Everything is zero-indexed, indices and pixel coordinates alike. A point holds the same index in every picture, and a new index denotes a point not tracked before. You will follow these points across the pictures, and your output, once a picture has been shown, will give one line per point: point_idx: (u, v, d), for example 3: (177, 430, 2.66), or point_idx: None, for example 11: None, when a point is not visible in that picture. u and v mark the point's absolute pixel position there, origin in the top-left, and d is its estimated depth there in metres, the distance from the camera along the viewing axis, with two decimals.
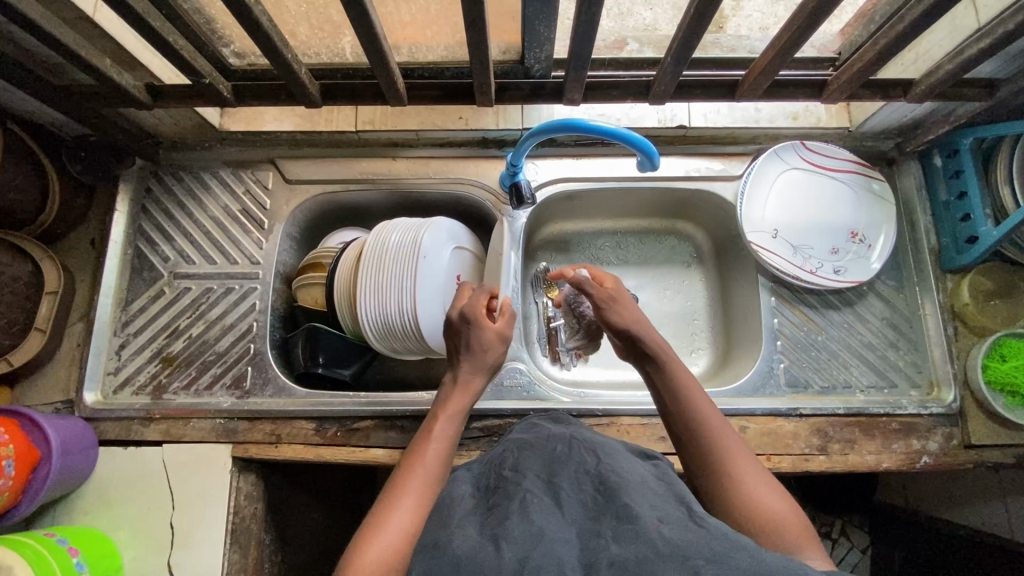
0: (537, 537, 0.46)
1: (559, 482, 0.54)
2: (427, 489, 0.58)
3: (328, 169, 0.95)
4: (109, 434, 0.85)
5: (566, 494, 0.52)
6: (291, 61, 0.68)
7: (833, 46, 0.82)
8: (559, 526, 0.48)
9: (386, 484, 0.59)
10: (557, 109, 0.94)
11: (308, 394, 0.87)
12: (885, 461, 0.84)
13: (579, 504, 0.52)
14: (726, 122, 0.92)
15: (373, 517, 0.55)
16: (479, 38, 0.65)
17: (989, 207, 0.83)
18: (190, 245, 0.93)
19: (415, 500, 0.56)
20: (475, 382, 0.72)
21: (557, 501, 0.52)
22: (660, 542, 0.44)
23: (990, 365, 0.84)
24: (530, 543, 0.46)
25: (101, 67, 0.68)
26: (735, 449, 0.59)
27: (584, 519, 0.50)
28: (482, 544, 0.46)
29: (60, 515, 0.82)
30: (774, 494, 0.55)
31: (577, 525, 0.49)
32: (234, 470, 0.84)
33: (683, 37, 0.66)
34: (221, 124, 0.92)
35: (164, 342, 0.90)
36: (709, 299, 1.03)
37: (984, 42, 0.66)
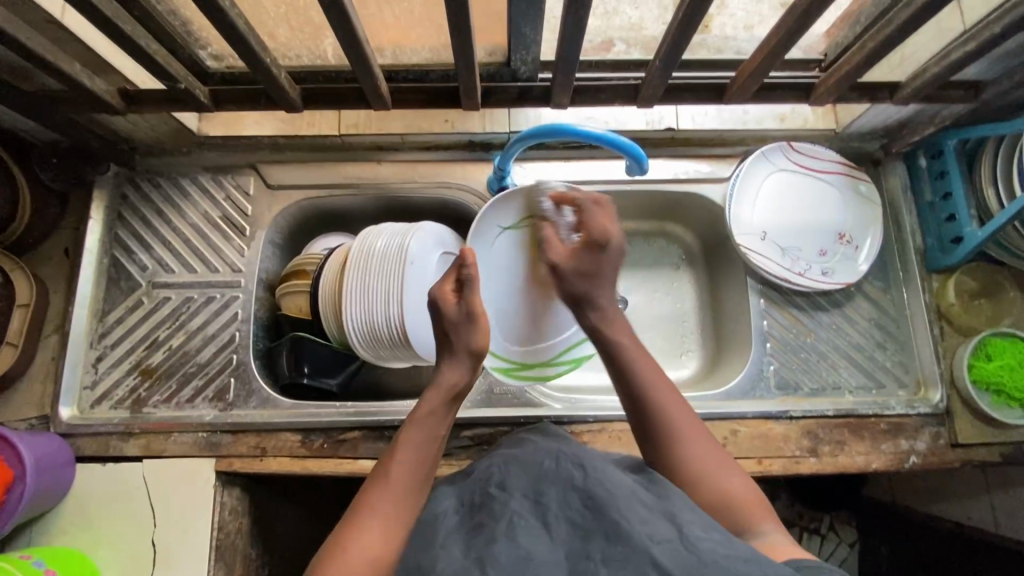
0: (525, 565, 0.46)
1: (546, 500, 0.53)
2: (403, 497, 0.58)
3: (311, 175, 0.93)
4: (86, 450, 0.82)
5: (553, 512, 0.52)
6: (270, 64, 0.66)
7: (819, 48, 0.82)
8: (546, 549, 0.48)
9: (360, 490, 0.59)
10: (544, 112, 0.93)
11: (294, 404, 0.85)
12: (873, 462, 0.84)
13: (566, 521, 0.51)
14: (714, 124, 0.92)
15: (345, 527, 0.55)
16: (464, 41, 0.63)
17: (973, 207, 0.84)
18: (169, 254, 0.90)
19: (384, 519, 0.56)
20: (457, 377, 0.66)
21: (544, 522, 0.51)
22: (650, 570, 0.44)
23: (976, 365, 0.85)
24: (517, 572, 0.45)
25: (70, 71, 0.65)
26: (684, 415, 0.62)
27: (573, 538, 0.49)
28: (466, 568, 0.46)
29: (37, 534, 0.79)
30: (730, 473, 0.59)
31: (566, 546, 0.48)
32: (218, 485, 0.82)
33: (671, 40, 0.65)
34: (199, 129, 0.90)
35: (143, 354, 0.87)
36: (698, 302, 1.03)
37: (970, 45, 0.66)
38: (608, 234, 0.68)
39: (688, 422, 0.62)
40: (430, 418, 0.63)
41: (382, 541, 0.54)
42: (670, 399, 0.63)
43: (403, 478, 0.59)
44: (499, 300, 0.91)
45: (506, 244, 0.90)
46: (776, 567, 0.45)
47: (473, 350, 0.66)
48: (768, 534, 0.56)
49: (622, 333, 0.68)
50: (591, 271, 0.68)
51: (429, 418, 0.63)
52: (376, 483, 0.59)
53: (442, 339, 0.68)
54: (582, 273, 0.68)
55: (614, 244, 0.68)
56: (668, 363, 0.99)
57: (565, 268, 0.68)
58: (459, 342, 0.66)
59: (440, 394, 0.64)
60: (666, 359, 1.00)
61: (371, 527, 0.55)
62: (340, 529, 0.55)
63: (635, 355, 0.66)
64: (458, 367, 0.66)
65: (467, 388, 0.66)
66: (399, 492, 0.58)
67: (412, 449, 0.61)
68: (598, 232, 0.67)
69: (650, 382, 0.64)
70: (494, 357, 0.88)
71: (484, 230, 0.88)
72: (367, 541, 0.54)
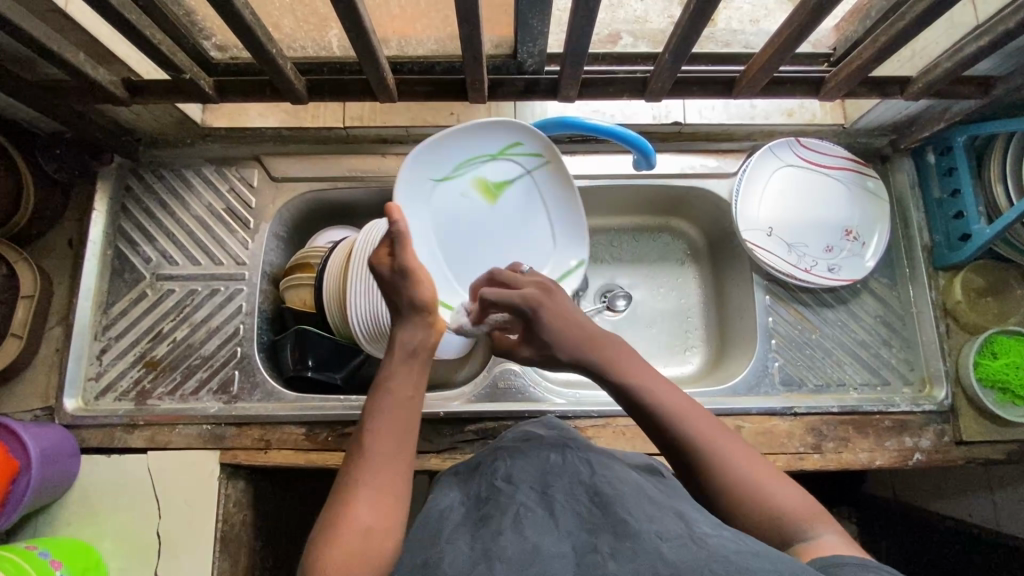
0: (531, 557, 0.45)
1: (554, 493, 0.53)
2: (391, 473, 0.54)
3: (315, 167, 0.92)
4: (90, 442, 0.82)
5: (560, 506, 0.51)
6: (276, 55, 0.66)
7: (828, 42, 0.82)
8: (554, 542, 0.47)
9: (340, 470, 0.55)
10: (550, 106, 0.93)
11: (299, 397, 0.85)
12: (878, 459, 0.84)
13: (574, 514, 0.50)
14: (721, 118, 0.92)
15: (330, 516, 0.51)
16: (472, 33, 0.63)
17: (982, 205, 0.83)
18: (173, 246, 0.90)
19: (370, 496, 0.51)
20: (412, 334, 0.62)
21: (551, 513, 0.50)
22: (660, 564, 0.42)
23: (981, 363, 0.84)
24: (523, 564, 0.44)
25: (74, 61, 0.65)
26: (716, 436, 0.56)
27: (580, 532, 0.48)
28: (473, 562, 0.45)
29: (42, 525, 0.80)
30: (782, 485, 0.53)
31: (572, 538, 0.47)
32: (222, 477, 0.82)
33: (681, 34, 0.65)
34: (203, 120, 0.90)
35: (147, 346, 0.87)
36: (703, 298, 1.02)
37: (984, 40, 0.65)
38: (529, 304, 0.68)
39: (723, 440, 0.56)
40: (395, 382, 0.59)
41: (374, 514, 0.50)
42: (699, 422, 0.57)
43: (382, 445, 0.55)
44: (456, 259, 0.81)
45: (443, 195, 0.80)
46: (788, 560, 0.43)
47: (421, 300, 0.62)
48: (824, 535, 0.50)
49: (631, 367, 0.62)
50: (549, 340, 0.66)
51: (395, 382, 0.59)
52: (355, 459, 0.54)
53: (392, 308, 0.64)
54: (548, 345, 0.67)
55: (539, 304, 0.68)
56: (672, 359, 0.99)
57: (533, 355, 0.70)
58: (406, 299, 0.63)
59: (400, 355, 0.61)
60: (671, 354, 1.00)
61: (358, 503, 0.51)
62: (326, 512, 0.51)
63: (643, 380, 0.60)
64: (414, 327, 0.63)
65: (428, 345, 0.63)
66: (382, 462, 0.54)
67: (386, 421, 0.56)
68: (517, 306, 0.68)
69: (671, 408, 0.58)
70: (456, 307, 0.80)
71: (416, 180, 0.77)
72: (358, 515, 0.50)
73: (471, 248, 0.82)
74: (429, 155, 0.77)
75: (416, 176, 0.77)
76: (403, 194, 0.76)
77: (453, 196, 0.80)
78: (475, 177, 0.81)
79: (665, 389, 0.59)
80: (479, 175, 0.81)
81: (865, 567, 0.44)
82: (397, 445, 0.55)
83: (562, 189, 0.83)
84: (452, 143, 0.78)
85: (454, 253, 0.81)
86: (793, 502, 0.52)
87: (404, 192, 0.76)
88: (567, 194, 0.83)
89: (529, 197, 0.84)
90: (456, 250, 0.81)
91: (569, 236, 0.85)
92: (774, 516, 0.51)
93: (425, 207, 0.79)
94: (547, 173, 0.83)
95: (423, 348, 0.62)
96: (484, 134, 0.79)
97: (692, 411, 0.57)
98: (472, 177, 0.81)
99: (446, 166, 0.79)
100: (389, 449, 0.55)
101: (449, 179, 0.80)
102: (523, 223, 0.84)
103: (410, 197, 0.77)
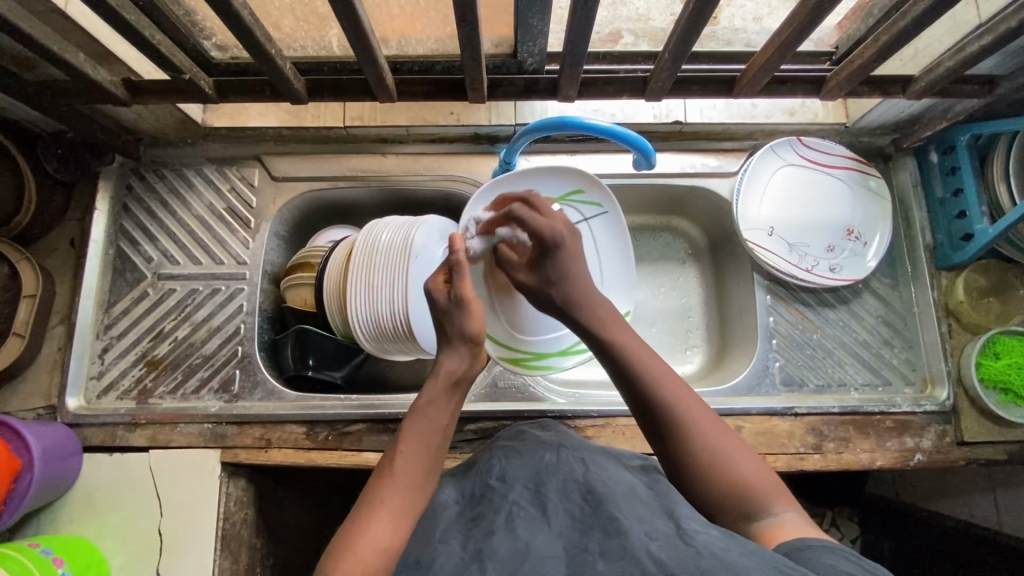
0: (521, 557, 0.45)
1: (547, 492, 0.54)
2: (412, 503, 0.52)
3: (315, 167, 0.92)
4: (92, 440, 0.83)
5: (553, 504, 0.52)
6: (275, 56, 0.66)
7: (830, 40, 0.81)
8: (545, 541, 0.47)
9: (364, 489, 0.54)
10: (550, 106, 0.93)
11: (299, 396, 0.85)
12: (879, 459, 0.84)
13: (566, 513, 0.51)
14: (722, 117, 0.91)
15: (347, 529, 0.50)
16: (471, 33, 0.63)
17: (985, 204, 0.83)
18: (174, 245, 0.91)
19: (389, 515, 0.50)
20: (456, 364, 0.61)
21: (544, 512, 0.51)
22: (646, 561, 0.42)
23: (984, 363, 0.84)
24: (513, 565, 0.45)
25: (74, 61, 0.65)
26: (694, 403, 0.57)
27: (572, 530, 0.48)
28: (464, 563, 0.46)
29: (45, 523, 0.80)
30: (752, 462, 0.54)
31: (564, 537, 0.48)
32: (223, 476, 0.82)
33: (681, 33, 0.64)
34: (204, 120, 0.90)
35: (148, 345, 0.87)
36: (704, 298, 1.02)
37: (987, 39, 0.65)
38: (552, 235, 0.67)
39: (702, 413, 0.56)
40: (431, 408, 0.58)
41: (391, 539, 0.49)
42: (679, 389, 0.57)
43: (408, 472, 0.54)
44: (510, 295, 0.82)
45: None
46: (774, 557, 0.42)
47: (468, 334, 0.61)
48: (784, 515, 0.51)
49: (614, 330, 0.63)
50: (558, 278, 0.67)
51: (431, 408, 0.58)
52: (380, 481, 0.53)
53: (439, 331, 0.63)
54: (552, 281, 0.67)
55: (564, 240, 0.68)
56: (673, 359, 0.99)
57: (533, 281, 0.68)
58: (454, 330, 0.62)
59: (441, 382, 0.59)
60: (672, 354, 0.99)
61: (376, 523, 0.49)
62: (342, 531, 0.50)
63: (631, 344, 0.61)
64: (458, 358, 0.61)
65: (470, 376, 0.61)
66: (405, 488, 0.53)
67: (414, 443, 0.56)
68: (544, 237, 0.67)
69: (655, 375, 0.58)
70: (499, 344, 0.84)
71: (485, 214, 0.80)
72: (374, 536, 0.48)
73: None
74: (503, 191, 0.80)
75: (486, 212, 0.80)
76: (469, 224, 0.79)
77: None
78: None
79: (649, 355, 0.60)
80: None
81: (848, 560, 0.44)
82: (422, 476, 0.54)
83: (619, 240, 0.85)
84: (525, 181, 0.82)
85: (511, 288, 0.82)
86: (757, 477, 0.53)
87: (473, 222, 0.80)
88: (622, 245, 0.85)
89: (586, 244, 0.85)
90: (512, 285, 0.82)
91: (622, 281, 0.86)
92: (736, 485, 0.53)
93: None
94: (607, 221, 0.84)
95: (463, 384, 0.61)
96: (552, 179, 0.82)
97: (672, 378, 0.58)
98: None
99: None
100: (413, 477, 0.54)
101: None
102: None
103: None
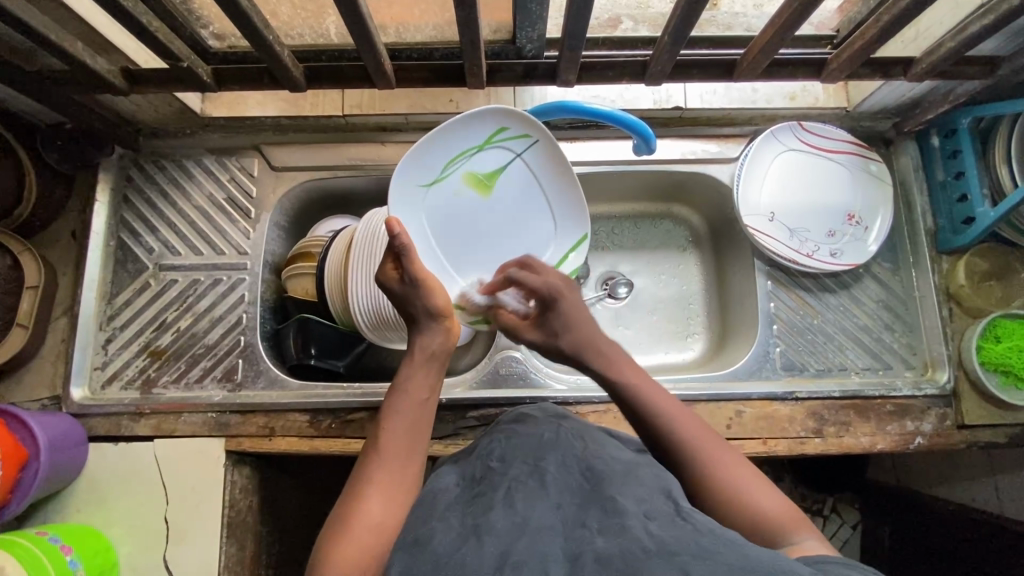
0: (519, 531, 0.45)
1: (545, 467, 0.53)
2: (404, 475, 0.55)
3: (316, 157, 0.92)
4: (97, 430, 0.83)
5: (551, 480, 0.51)
6: (273, 43, 0.65)
7: (831, 24, 0.80)
8: (543, 516, 0.47)
9: (351, 475, 0.56)
10: (549, 91, 0.92)
11: (302, 385, 0.86)
12: (879, 443, 0.84)
13: (565, 488, 0.50)
14: (723, 102, 0.91)
15: (342, 509, 0.53)
16: (470, 18, 0.62)
17: (986, 187, 0.83)
18: (175, 236, 0.91)
19: (381, 493, 0.53)
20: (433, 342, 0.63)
21: (542, 486, 0.51)
22: (647, 538, 0.42)
23: (985, 346, 0.84)
24: (512, 539, 0.44)
25: (71, 50, 0.65)
26: (710, 440, 0.58)
27: (570, 505, 0.48)
28: (461, 539, 0.45)
29: (52, 512, 0.81)
30: (770, 495, 0.54)
31: (562, 511, 0.47)
32: (229, 464, 0.83)
33: (680, 16, 0.64)
34: (203, 110, 0.90)
35: (151, 335, 0.88)
36: (705, 284, 1.02)
37: (987, 19, 0.65)
38: (550, 291, 0.69)
39: (721, 451, 0.57)
40: (400, 390, 0.60)
41: (388, 512, 0.52)
42: (700, 435, 0.58)
43: (393, 448, 0.57)
44: (457, 257, 0.78)
45: (436, 201, 0.76)
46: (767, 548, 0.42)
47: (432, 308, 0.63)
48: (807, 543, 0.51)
49: (626, 370, 0.64)
50: (563, 328, 0.67)
51: (400, 390, 0.60)
52: (368, 462, 0.56)
53: (407, 319, 0.65)
54: (557, 335, 0.68)
55: (561, 293, 0.68)
56: (674, 345, 0.99)
57: (538, 338, 0.69)
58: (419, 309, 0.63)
59: (417, 362, 0.62)
60: (672, 341, 1.00)
61: (368, 501, 0.52)
62: (337, 515, 0.52)
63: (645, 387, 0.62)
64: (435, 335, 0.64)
65: (447, 349, 0.64)
66: (396, 466, 0.56)
67: (399, 420, 0.58)
68: (543, 292, 0.69)
69: (675, 419, 0.59)
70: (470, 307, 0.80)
71: (404, 192, 0.74)
72: (367, 515, 0.51)
73: (472, 244, 0.78)
74: (414, 162, 0.73)
75: (403, 185, 0.73)
76: (395, 208, 0.73)
77: (446, 197, 0.76)
78: (465, 172, 0.76)
79: (666, 401, 0.61)
80: (469, 169, 0.76)
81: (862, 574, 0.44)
82: (409, 449, 0.57)
83: (557, 168, 0.78)
84: (436, 144, 0.73)
85: (457, 251, 0.78)
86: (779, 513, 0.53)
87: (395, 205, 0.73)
88: (563, 172, 0.78)
89: (523, 184, 0.79)
90: (457, 251, 0.78)
91: (567, 210, 0.80)
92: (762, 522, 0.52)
93: (420, 217, 0.76)
94: (540, 151, 0.77)
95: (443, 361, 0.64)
96: (466, 127, 0.74)
97: (700, 431, 0.58)
98: (462, 174, 0.76)
99: (432, 169, 0.75)
100: (399, 450, 0.57)
101: (439, 182, 0.76)
102: (522, 206, 0.79)
103: (402, 208, 0.74)
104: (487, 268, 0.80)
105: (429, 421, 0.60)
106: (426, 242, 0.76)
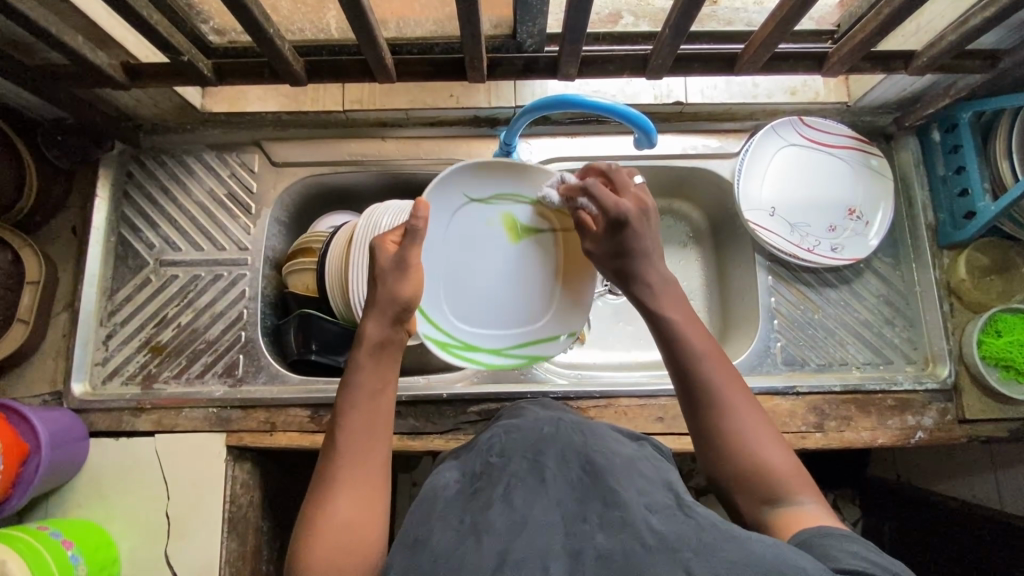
0: (519, 527, 0.45)
1: (544, 461, 0.53)
2: (368, 473, 0.54)
3: (317, 152, 0.92)
4: (99, 426, 0.83)
5: (551, 474, 0.51)
6: (274, 37, 0.65)
7: (832, 19, 0.80)
8: (542, 510, 0.47)
9: (314, 474, 0.54)
10: (550, 85, 0.92)
11: (303, 379, 0.86)
12: (880, 437, 0.84)
13: (565, 482, 0.50)
14: (723, 97, 0.90)
15: (309, 511, 0.51)
16: (471, 11, 0.62)
17: (987, 181, 0.83)
18: (175, 231, 0.91)
19: (348, 493, 0.52)
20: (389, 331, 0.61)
21: (541, 481, 0.51)
22: (648, 535, 0.43)
23: (986, 341, 0.84)
24: (512, 535, 0.44)
25: (72, 44, 0.65)
26: (732, 379, 0.56)
27: (569, 499, 0.48)
28: (462, 536, 0.45)
29: (53, 507, 0.81)
30: (776, 447, 0.53)
31: (562, 506, 0.47)
32: (230, 459, 0.83)
33: (680, 10, 0.64)
34: (203, 105, 0.88)
35: (152, 331, 0.88)
36: (706, 280, 1.02)
37: (988, 12, 0.65)
38: (616, 210, 0.66)
39: (739, 393, 0.56)
40: (354, 382, 0.58)
41: (355, 514, 0.51)
42: (725, 374, 0.56)
43: (353, 446, 0.54)
44: (446, 276, 0.79)
45: (466, 217, 0.80)
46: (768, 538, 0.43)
47: (395, 296, 0.62)
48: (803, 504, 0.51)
49: (672, 305, 0.61)
50: (620, 249, 0.66)
51: (354, 382, 0.58)
52: (328, 461, 0.54)
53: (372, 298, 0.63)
54: (615, 251, 0.67)
55: (628, 215, 0.65)
56: None
57: (600, 251, 0.69)
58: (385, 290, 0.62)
59: (370, 351, 0.60)
60: None
61: (334, 504, 0.51)
62: (303, 519, 0.51)
63: (685, 324, 0.59)
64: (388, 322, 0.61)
65: (400, 337, 0.61)
66: (358, 465, 0.54)
67: (356, 415, 0.56)
68: (612, 212, 0.66)
69: (706, 353, 0.57)
70: (434, 328, 0.78)
71: (448, 190, 0.77)
72: (335, 519, 0.50)
73: (467, 276, 0.81)
74: (472, 173, 0.77)
75: (450, 188, 0.77)
76: (432, 196, 0.75)
77: (474, 222, 0.80)
78: (505, 213, 0.81)
79: (700, 332, 0.59)
80: (509, 212, 0.81)
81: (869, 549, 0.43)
82: (371, 445, 0.55)
83: (572, 273, 0.83)
84: (498, 173, 0.78)
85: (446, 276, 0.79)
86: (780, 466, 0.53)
87: (434, 197, 0.76)
88: (579, 282, 0.82)
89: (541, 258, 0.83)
90: (452, 271, 0.80)
91: (564, 313, 0.83)
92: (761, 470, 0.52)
93: (445, 225, 0.78)
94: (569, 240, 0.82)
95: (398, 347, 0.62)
96: (529, 179, 0.79)
97: (724, 370, 0.57)
98: (502, 212, 0.81)
99: (480, 190, 0.80)
100: (360, 447, 0.55)
101: (480, 205, 0.80)
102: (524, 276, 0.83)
103: (438, 202, 0.77)
104: (469, 307, 0.81)
105: (388, 411, 0.58)
106: (434, 242, 0.78)
